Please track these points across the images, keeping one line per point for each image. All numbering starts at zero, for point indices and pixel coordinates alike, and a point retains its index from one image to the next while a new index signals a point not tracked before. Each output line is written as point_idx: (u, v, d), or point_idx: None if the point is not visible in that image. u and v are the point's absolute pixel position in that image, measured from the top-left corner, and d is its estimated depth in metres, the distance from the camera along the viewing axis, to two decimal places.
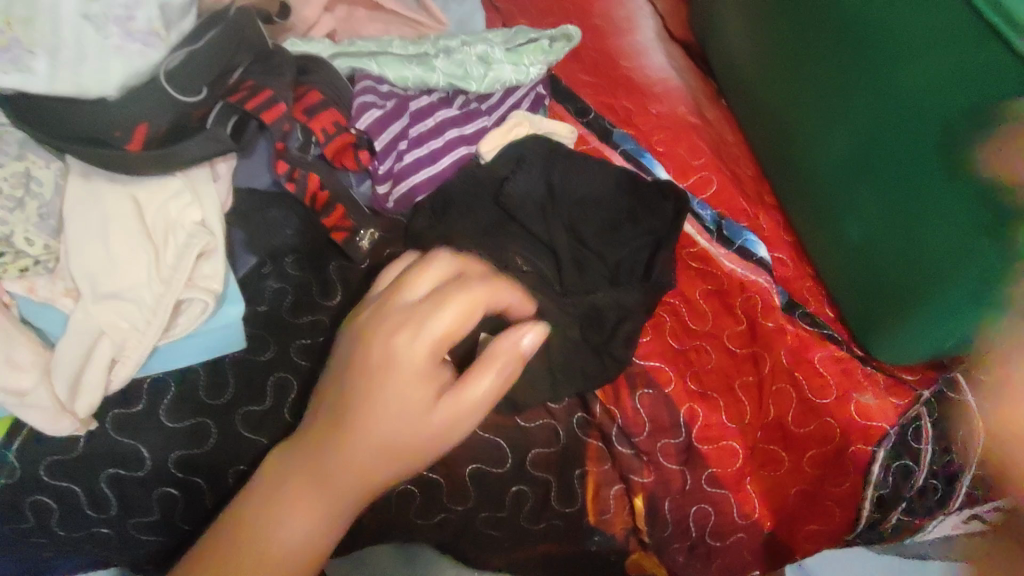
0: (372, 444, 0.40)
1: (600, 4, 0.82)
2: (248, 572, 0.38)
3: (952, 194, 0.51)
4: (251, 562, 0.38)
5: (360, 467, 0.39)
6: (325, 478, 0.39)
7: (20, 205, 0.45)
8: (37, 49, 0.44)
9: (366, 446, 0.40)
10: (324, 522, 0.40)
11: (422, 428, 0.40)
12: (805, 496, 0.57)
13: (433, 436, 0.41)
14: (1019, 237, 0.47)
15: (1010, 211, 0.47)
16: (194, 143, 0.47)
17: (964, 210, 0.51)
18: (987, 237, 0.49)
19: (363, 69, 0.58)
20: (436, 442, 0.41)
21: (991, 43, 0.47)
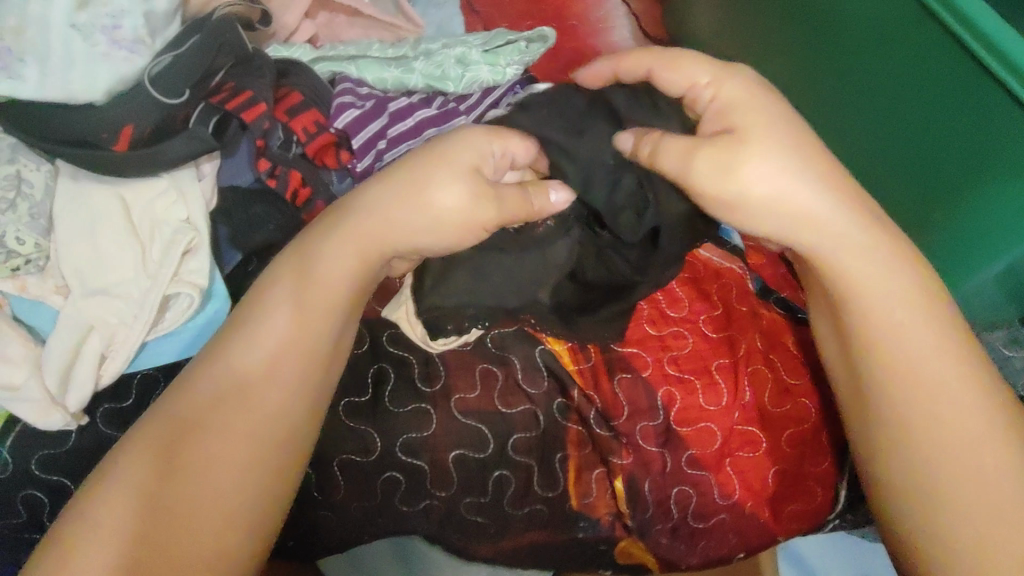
0: (411, 236, 0.44)
1: (576, 4, 0.84)
2: (270, 347, 0.42)
3: (904, 170, 0.54)
4: (274, 344, 0.42)
5: (378, 232, 0.44)
6: (349, 231, 0.44)
7: (12, 206, 0.47)
8: (28, 57, 0.46)
9: (399, 223, 0.44)
10: (352, 261, 0.44)
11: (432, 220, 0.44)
12: (785, 476, 0.58)
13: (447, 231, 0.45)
14: (966, 207, 0.50)
15: (957, 182, 0.50)
16: (178, 142, 0.49)
17: (917, 184, 0.54)
18: (936, 210, 0.53)
19: (343, 73, 0.60)
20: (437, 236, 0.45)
21: (926, 21, 0.50)
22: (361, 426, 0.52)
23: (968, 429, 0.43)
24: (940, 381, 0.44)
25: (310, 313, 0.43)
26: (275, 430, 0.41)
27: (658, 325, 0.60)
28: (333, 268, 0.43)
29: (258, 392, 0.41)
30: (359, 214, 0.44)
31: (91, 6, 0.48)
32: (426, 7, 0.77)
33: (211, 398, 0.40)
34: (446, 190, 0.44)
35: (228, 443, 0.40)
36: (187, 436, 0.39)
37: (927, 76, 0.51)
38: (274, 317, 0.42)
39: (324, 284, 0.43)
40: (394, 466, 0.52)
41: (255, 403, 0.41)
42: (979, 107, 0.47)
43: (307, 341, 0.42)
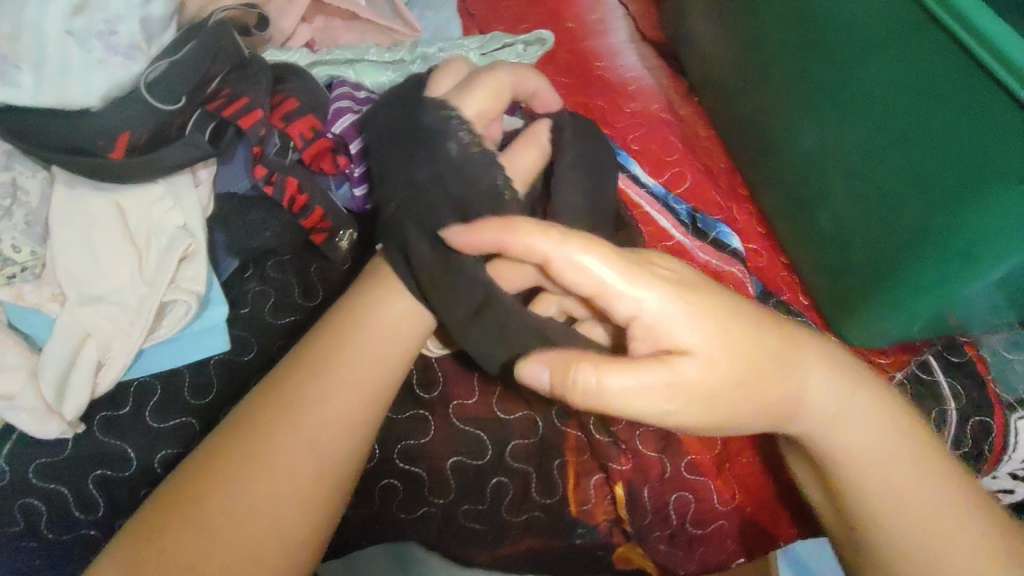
0: (384, 357, 0.44)
1: (573, 8, 0.84)
2: (294, 426, 0.41)
3: (905, 176, 0.54)
4: (296, 410, 0.41)
5: (377, 358, 0.44)
6: (339, 342, 0.44)
7: (8, 213, 0.47)
8: (23, 64, 0.46)
9: (366, 367, 0.43)
10: (381, 372, 0.44)
11: (387, 348, 0.44)
12: (785, 481, 0.58)
13: (397, 352, 0.45)
14: (968, 213, 0.50)
15: (958, 187, 0.50)
16: (173, 150, 0.48)
17: (918, 189, 0.53)
18: (938, 215, 0.52)
19: (341, 77, 0.60)
20: (402, 357, 0.45)
21: (927, 26, 0.50)
22: None
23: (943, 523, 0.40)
24: (885, 467, 0.41)
25: (354, 370, 0.43)
26: (273, 518, 0.38)
27: None
28: (361, 377, 0.43)
29: (318, 407, 0.41)
30: (319, 343, 0.44)
31: (86, 12, 0.48)
32: (423, 12, 0.77)
33: (301, 395, 0.42)
34: (384, 312, 0.45)
35: (250, 508, 0.38)
36: (248, 458, 0.39)
37: (928, 80, 0.50)
38: (346, 372, 0.43)
39: (389, 325, 0.45)
40: (391, 473, 0.52)
41: (282, 475, 0.39)
42: (977, 112, 0.47)
43: (371, 388, 0.43)
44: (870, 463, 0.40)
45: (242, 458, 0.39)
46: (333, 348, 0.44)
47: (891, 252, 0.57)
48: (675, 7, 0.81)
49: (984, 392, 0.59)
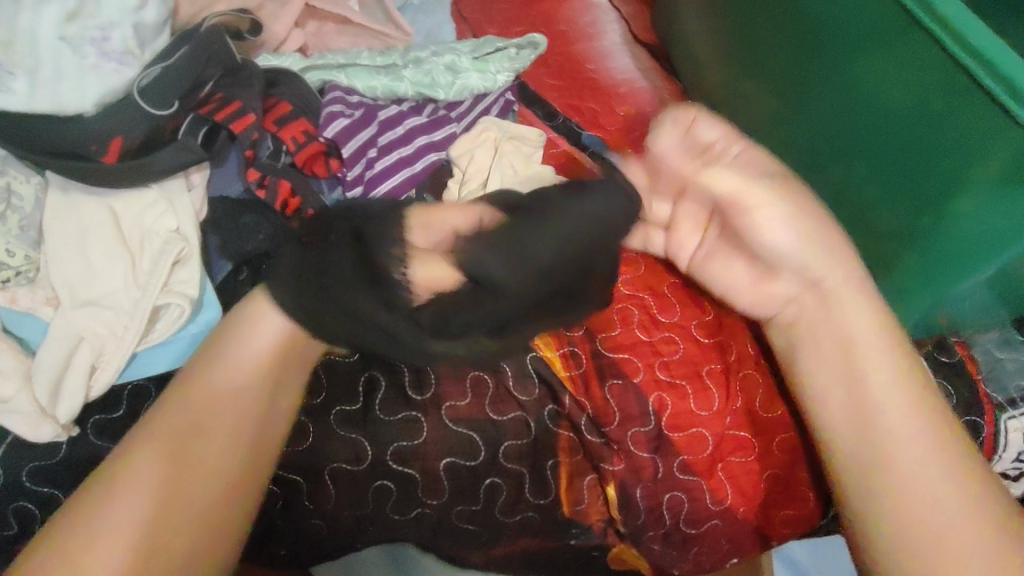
0: (245, 393, 0.44)
1: (566, 11, 0.84)
2: (160, 465, 0.41)
3: (892, 179, 0.55)
4: (166, 448, 0.41)
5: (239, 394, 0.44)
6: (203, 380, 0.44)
7: (2, 217, 0.47)
8: (17, 70, 0.47)
9: (233, 402, 0.43)
10: (248, 409, 0.44)
11: (256, 387, 0.44)
12: (777, 480, 0.58)
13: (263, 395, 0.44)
14: (955, 215, 0.50)
15: (944, 190, 0.51)
16: (168, 152, 0.49)
17: (904, 193, 0.54)
18: (926, 217, 0.52)
19: (334, 81, 0.60)
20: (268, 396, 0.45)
21: (912, 29, 0.50)
22: (351, 434, 0.52)
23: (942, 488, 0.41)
24: (899, 421, 0.42)
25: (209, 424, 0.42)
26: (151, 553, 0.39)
27: (649, 331, 0.60)
28: (226, 415, 0.43)
29: (190, 454, 0.42)
30: (175, 394, 0.43)
31: (79, 19, 0.49)
32: (416, 15, 0.77)
33: (163, 446, 0.41)
34: (262, 336, 0.45)
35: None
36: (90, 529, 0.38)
37: (916, 85, 0.51)
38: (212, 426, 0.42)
39: (241, 370, 0.44)
40: (384, 475, 0.53)
41: (156, 505, 0.40)
42: (965, 115, 0.48)
43: (245, 439, 0.43)
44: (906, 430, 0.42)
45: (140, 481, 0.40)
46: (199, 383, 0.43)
47: (879, 253, 0.58)
48: (667, 10, 0.82)
49: (975, 392, 0.60)
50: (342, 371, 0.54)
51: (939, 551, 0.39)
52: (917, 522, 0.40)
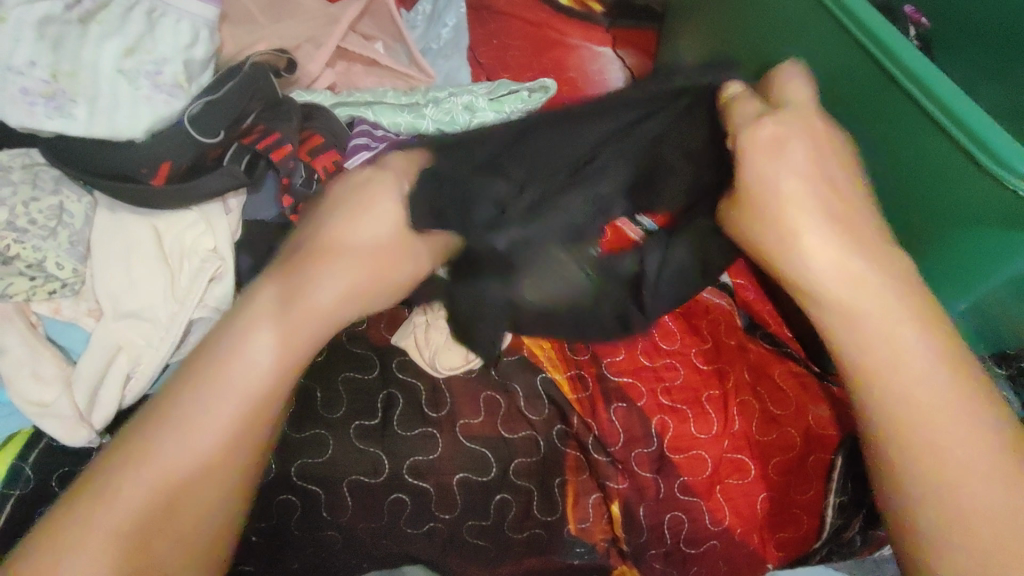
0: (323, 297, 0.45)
1: (574, 58, 0.90)
2: (231, 381, 0.41)
3: (887, 207, 0.60)
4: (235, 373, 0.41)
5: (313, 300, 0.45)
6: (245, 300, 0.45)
7: (53, 233, 0.50)
8: (79, 98, 0.51)
9: (348, 275, 0.46)
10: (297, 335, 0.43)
11: (311, 287, 0.45)
12: (773, 504, 0.61)
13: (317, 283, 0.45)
14: (940, 240, 0.56)
15: (929, 216, 0.56)
16: (211, 179, 0.53)
17: (897, 217, 0.59)
18: (918, 244, 0.58)
19: (362, 117, 0.65)
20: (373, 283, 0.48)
21: (889, 85, 0.56)
22: (370, 448, 0.55)
23: (949, 413, 0.42)
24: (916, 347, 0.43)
25: (263, 303, 0.44)
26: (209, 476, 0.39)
27: (651, 357, 0.64)
28: (264, 339, 0.42)
29: (231, 371, 0.41)
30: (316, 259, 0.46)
31: (136, 54, 0.53)
32: (435, 59, 0.82)
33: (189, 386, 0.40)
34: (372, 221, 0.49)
35: (137, 492, 0.37)
36: (176, 417, 0.39)
37: (897, 129, 0.57)
38: (260, 339, 0.42)
39: (370, 246, 0.48)
40: (400, 488, 0.55)
41: (202, 431, 0.39)
42: (942, 161, 0.54)
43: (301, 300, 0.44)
44: (903, 347, 0.43)
45: (206, 404, 0.40)
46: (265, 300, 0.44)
47: None
48: (666, 63, 0.88)
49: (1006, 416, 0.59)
50: (362, 391, 0.57)
51: (949, 465, 0.41)
52: (926, 445, 0.42)
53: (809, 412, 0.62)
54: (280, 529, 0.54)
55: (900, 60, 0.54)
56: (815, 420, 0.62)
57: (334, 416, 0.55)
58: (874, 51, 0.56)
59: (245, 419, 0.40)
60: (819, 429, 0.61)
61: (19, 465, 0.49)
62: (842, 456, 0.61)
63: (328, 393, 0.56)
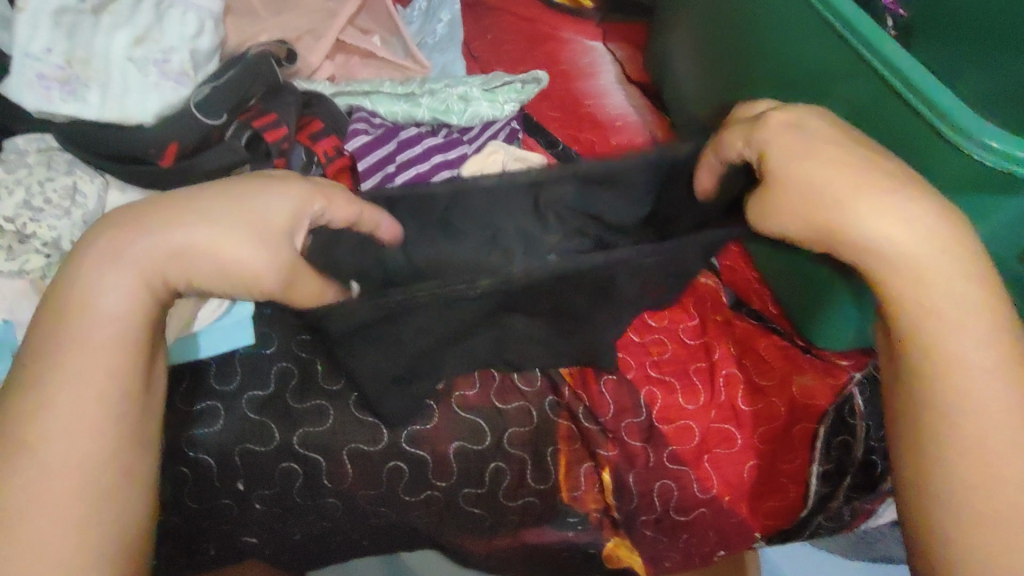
0: (195, 245, 0.39)
1: (567, 52, 0.93)
2: (70, 355, 0.38)
3: None
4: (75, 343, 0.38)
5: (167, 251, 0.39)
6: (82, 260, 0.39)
7: (67, 212, 0.52)
8: (91, 83, 0.54)
9: (156, 248, 0.39)
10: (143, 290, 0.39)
11: (140, 231, 0.39)
12: (760, 472, 0.63)
13: (174, 230, 0.39)
14: None
15: None
16: (214, 154, 0.55)
17: None
18: None
19: (360, 106, 0.68)
20: (257, 272, 0.39)
21: (859, 63, 0.58)
22: (369, 417, 0.57)
23: (1004, 433, 0.41)
24: (969, 351, 0.42)
25: (136, 255, 0.38)
26: (76, 459, 0.37)
27: (641, 332, 0.66)
28: (113, 300, 0.38)
29: (79, 341, 0.38)
30: (153, 220, 0.39)
31: (145, 43, 0.56)
32: (432, 52, 0.85)
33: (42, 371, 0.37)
34: (228, 211, 0.40)
35: (41, 508, 0.36)
36: (32, 439, 0.36)
37: (867, 106, 0.59)
38: (102, 301, 0.38)
39: (217, 249, 0.39)
40: (398, 457, 0.57)
41: (52, 415, 0.37)
42: (908, 133, 0.55)
43: (162, 248, 0.39)
44: (966, 351, 0.42)
45: (56, 387, 0.37)
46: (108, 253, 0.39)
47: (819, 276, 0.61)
48: (654, 55, 0.90)
49: None
50: None
51: (997, 494, 0.41)
52: (978, 469, 0.41)
53: (792, 383, 0.64)
54: (285, 494, 0.57)
55: (868, 38, 0.57)
56: (799, 392, 0.63)
57: (335, 387, 0.57)
58: (845, 33, 0.59)
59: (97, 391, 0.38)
60: (804, 401, 0.63)
61: None
62: (825, 427, 0.62)
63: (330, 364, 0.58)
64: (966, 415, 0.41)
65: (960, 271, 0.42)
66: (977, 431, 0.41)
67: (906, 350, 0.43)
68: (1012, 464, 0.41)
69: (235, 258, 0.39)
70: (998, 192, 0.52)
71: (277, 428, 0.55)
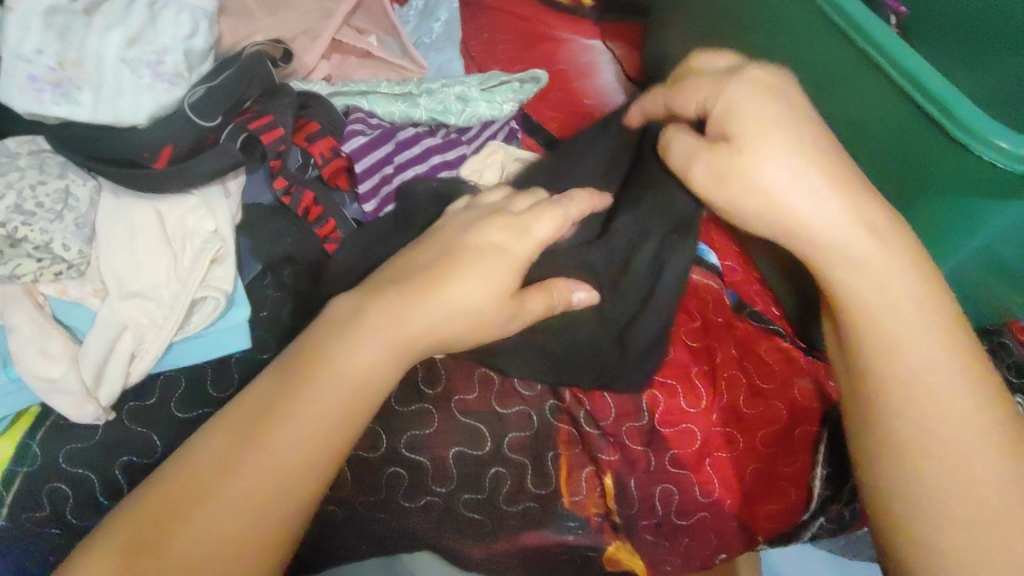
0: (434, 327, 0.47)
1: (564, 51, 0.92)
2: (305, 405, 0.43)
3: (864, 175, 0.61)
4: (315, 391, 0.43)
5: (405, 318, 0.46)
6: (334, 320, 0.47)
7: (59, 216, 0.51)
8: (83, 85, 0.53)
9: (439, 316, 0.47)
10: (392, 351, 0.46)
11: (418, 309, 0.46)
12: (760, 475, 0.63)
13: (434, 299, 0.46)
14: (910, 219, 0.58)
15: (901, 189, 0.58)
16: (205, 159, 0.54)
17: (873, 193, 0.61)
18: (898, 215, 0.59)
19: (356, 106, 0.67)
20: (488, 315, 0.48)
21: (864, 61, 0.57)
22: (368, 423, 0.56)
23: (953, 420, 0.45)
24: (918, 343, 0.47)
25: (412, 318, 0.46)
26: (258, 496, 0.41)
27: None
28: (370, 359, 0.45)
29: (297, 398, 0.43)
30: (404, 290, 0.47)
31: (138, 44, 0.55)
32: (428, 52, 0.84)
33: (275, 414, 0.43)
34: (474, 285, 0.47)
35: (215, 533, 0.39)
36: (239, 459, 0.41)
37: (873, 104, 0.58)
38: (357, 354, 0.45)
39: (471, 301, 0.47)
40: (396, 462, 0.57)
41: (259, 459, 0.41)
42: (916, 132, 0.55)
43: (401, 327, 0.46)
44: (908, 341, 0.47)
45: (270, 432, 0.42)
46: (357, 317, 0.46)
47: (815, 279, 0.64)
48: (653, 53, 0.90)
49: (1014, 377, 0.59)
50: None
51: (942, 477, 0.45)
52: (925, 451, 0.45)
53: (793, 386, 0.64)
54: None
55: (873, 36, 0.56)
56: (800, 394, 0.63)
57: None
58: (848, 31, 0.58)
59: (303, 439, 0.42)
60: (804, 403, 0.63)
61: (27, 441, 0.51)
62: (826, 430, 0.62)
63: None
64: (924, 414, 0.46)
65: (907, 274, 0.48)
66: (907, 405, 0.46)
67: (852, 341, 0.49)
68: (975, 456, 0.45)
69: (469, 298, 0.47)
70: (1004, 194, 0.51)
71: None
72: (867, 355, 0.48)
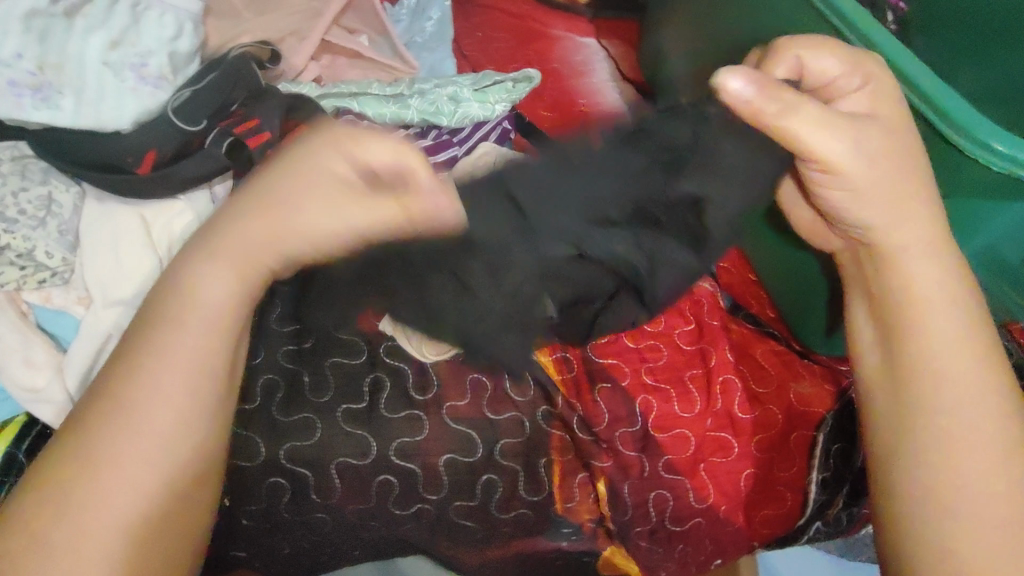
0: (302, 227, 0.42)
1: (558, 50, 0.91)
2: (173, 349, 0.41)
3: None
4: (163, 348, 0.41)
5: (265, 240, 0.43)
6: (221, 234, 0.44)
7: (42, 223, 0.51)
8: (65, 90, 0.52)
9: (311, 217, 0.42)
10: (237, 280, 0.43)
11: (255, 232, 0.43)
12: (758, 480, 0.61)
13: (308, 215, 0.42)
14: None
15: None
16: (192, 163, 0.54)
17: None
18: None
19: (346, 108, 0.66)
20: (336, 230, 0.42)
21: None
22: (358, 430, 0.56)
23: (971, 412, 0.45)
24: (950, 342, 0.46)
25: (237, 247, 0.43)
26: (166, 447, 0.40)
27: (636, 339, 0.65)
28: (217, 289, 0.43)
29: (168, 344, 0.42)
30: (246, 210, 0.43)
31: (121, 47, 0.55)
32: (421, 52, 0.83)
33: (150, 368, 0.41)
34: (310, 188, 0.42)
35: (128, 488, 0.39)
36: (126, 422, 0.40)
37: None
38: (213, 286, 0.43)
39: (317, 213, 0.42)
40: (387, 469, 0.56)
41: (149, 411, 0.40)
42: (913, 131, 0.54)
43: (276, 222, 0.42)
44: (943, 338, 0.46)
45: (148, 381, 0.41)
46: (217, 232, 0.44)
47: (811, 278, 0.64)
48: (647, 51, 0.88)
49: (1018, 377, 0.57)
50: (349, 373, 0.58)
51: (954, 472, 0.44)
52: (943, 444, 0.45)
53: (789, 389, 0.63)
54: (273, 510, 0.56)
55: (867, 35, 0.55)
56: (796, 398, 0.63)
57: (322, 400, 0.56)
58: (845, 32, 0.57)
59: (191, 388, 0.41)
60: (800, 407, 0.63)
61: (12, 451, 0.50)
62: (822, 434, 0.62)
63: (317, 375, 0.57)
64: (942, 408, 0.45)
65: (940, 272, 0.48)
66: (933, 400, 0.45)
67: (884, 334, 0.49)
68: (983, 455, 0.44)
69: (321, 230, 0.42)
70: (1005, 197, 0.50)
71: (265, 446, 0.54)
72: (896, 346, 0.48)
